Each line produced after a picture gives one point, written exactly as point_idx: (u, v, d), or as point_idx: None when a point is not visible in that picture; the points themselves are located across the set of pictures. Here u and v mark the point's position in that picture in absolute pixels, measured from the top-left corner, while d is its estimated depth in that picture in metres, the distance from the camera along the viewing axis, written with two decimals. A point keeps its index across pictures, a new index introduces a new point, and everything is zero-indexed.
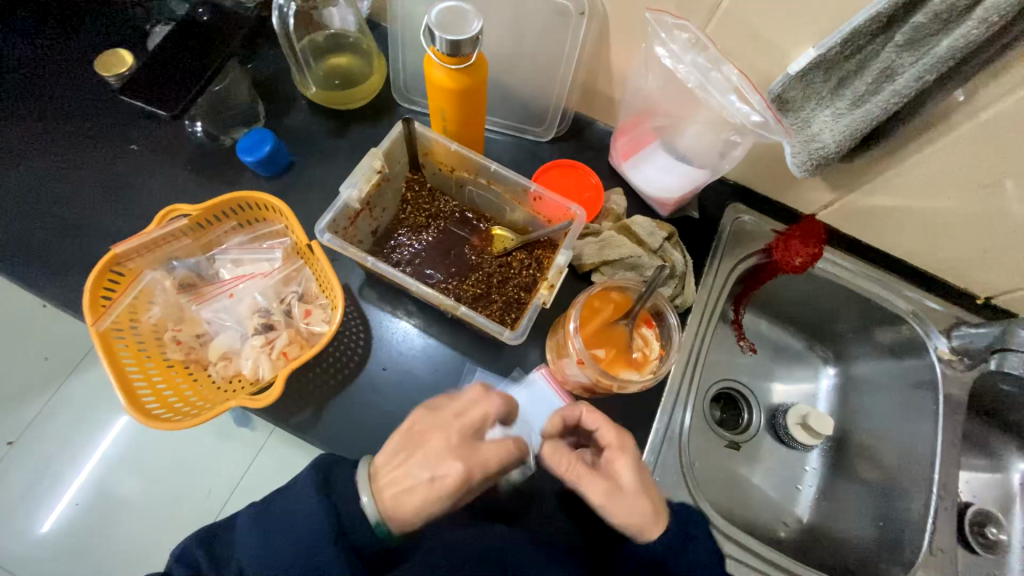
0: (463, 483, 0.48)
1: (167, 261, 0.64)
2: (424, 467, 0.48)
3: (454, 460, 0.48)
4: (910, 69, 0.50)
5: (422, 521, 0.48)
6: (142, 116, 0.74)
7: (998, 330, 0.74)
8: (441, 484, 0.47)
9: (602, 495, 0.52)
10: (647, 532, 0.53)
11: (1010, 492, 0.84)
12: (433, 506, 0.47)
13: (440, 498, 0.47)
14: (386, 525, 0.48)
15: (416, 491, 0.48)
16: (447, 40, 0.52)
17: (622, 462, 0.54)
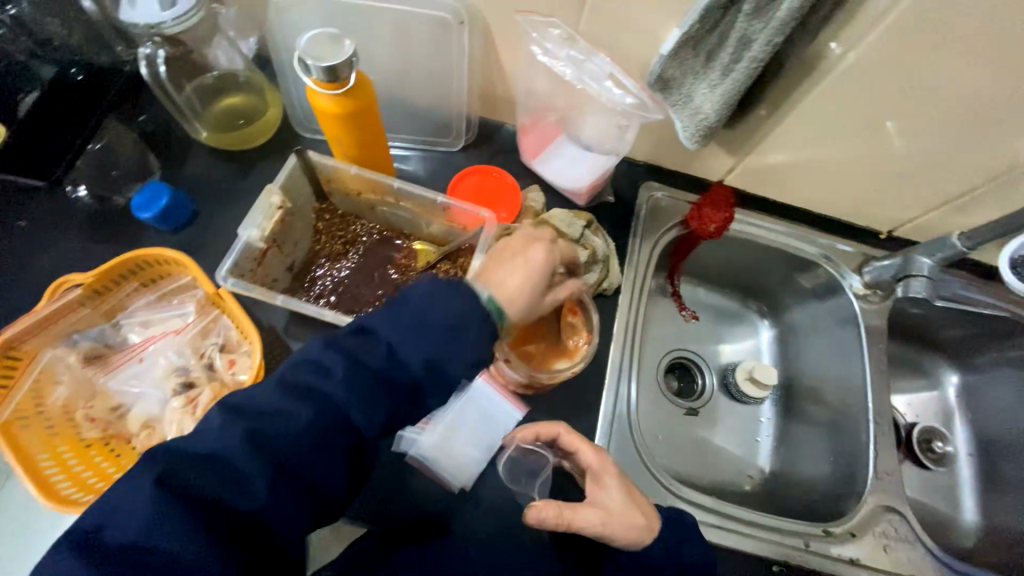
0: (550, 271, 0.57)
1: (68, 336, 0.61)
2: (527, 264, 0.56)
3: (540, 251, 0.57)
4: (761, 35, 0.53)
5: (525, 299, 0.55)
6: (21, 189, 0.70)
7: (899, 260, 0.79)
8: (534, 266, 0.56)
9: (596, 519, 0.52)
10: (643, 539, 0.53)
11: (948, 406, 0.90)
12: (530, 278, 0.55)
13: (536, 273, 0.55)
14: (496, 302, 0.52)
15: (516, 279, 0.55)
16: (322, 68, 0.52)
17: (609, 474, 0.57)
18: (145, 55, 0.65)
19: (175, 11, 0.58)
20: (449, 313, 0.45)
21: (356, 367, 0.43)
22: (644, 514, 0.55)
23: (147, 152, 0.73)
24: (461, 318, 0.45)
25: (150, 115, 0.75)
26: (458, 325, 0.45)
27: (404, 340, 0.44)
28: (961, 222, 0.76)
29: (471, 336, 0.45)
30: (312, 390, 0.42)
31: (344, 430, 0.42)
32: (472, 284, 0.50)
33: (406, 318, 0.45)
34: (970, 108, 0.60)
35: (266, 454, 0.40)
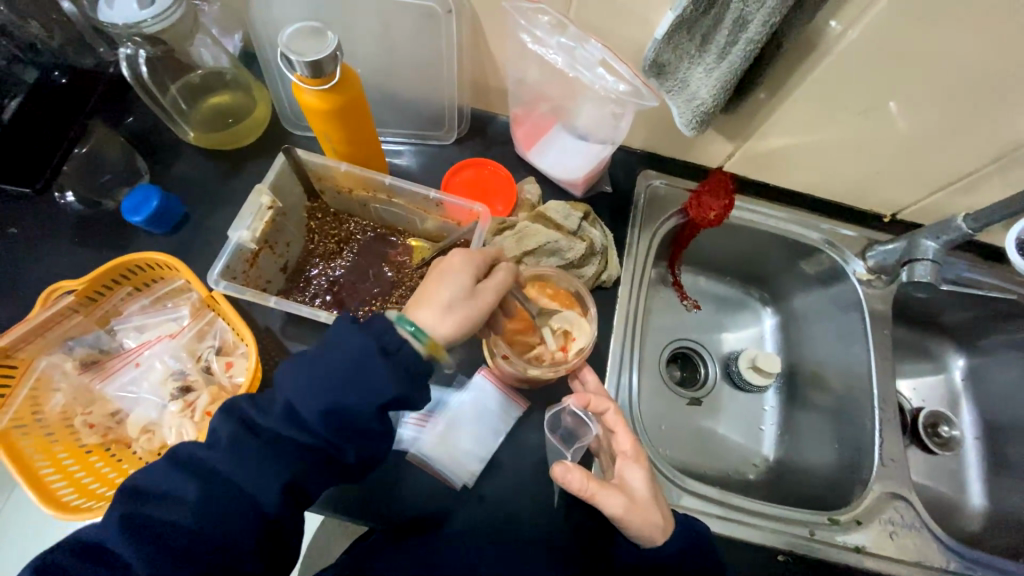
0: (472, 265, 0.53)
1: (63, 343, 0.62)
2: (444, 272, 0.53)
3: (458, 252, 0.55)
4: (757, 15, 0.51)
5: (440, 304, 0.51)
6: (10, 196, 0.69)
7: (904, 243, 0.77)
8: (448, 266, 0.53)
9: (618, 504, 0.53)
10: (653, 538, 0.54)
11: (954, 390, 0.88)
12: (449, 282, 0.52)
13: (453, 273, 0.52)
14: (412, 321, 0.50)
15: (433, 283, 0.53)
16: (305, 62, 0.50)
17: (639, 461, 0.58)
18: (126, 55, 0.64)
19: (155, 9, 0.57)
20: (346, 354, 0.46)
21: (248, 434, 0.46)
22: (662, 515, 0.55)
23: (133, 152, 0.72)
24: (360, 355, 0.46)
25: (139, 117, 0.74)
26: (362, 361, 0.46)
27: (301, 396, 0.45)
28: (966, 203, 0.74)
29: (375, 371, 0.45)
30: (199, 463, 0.45)
31: (237, 503, 0.44)
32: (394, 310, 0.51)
33: (304, 375, 0.46)
34: (977, 83, 0.58)
35: (151, 539, 0.43)
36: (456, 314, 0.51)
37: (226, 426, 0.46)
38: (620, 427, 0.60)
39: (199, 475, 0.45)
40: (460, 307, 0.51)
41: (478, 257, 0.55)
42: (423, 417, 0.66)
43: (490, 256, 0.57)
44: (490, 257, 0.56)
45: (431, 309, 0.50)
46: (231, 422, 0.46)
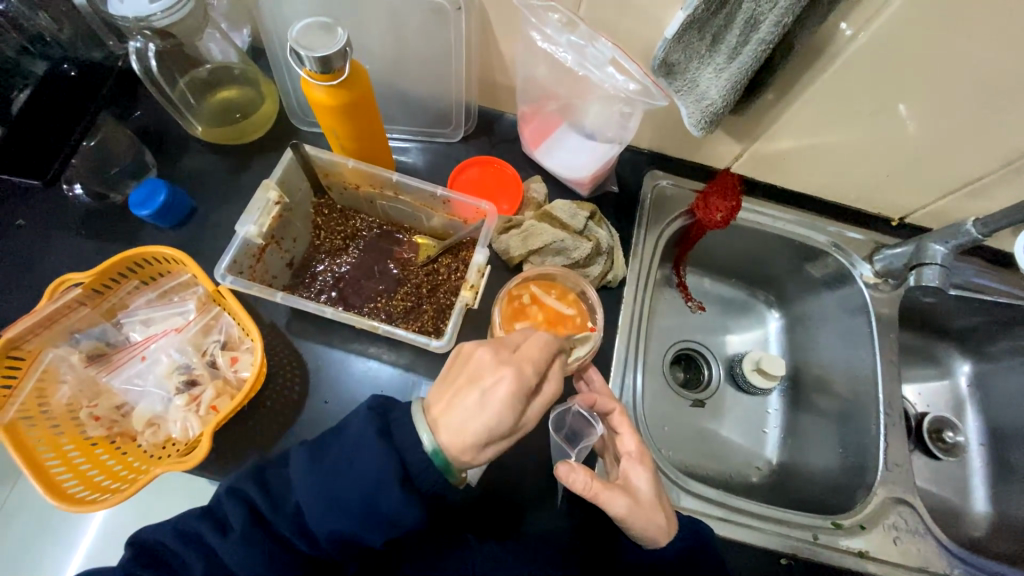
0: (520, 396, 0.45)
1: (70, 335, 0.62)
2: (484, 398, 0.44)
3: (505, 368, 0.45)
4: (769, 15, 0.50)
5: (484, 445, 0.44)
6: (18, 189, 0.70)
7: (912, 247, 0.77)
8: (494, 394, 0.44)
9: (620, 505, 0.51)
10: (655, 538, 0.53)
11: (959, 395, 0.88)
12: (496, 420, 0.44)
13: (503, 410, 0.44)
14: (445, 454, 0.45)
15: (473, 413, 0.44)
16: (315, 58, 0.50)
17: (642, 459, 0.56)
18: (134, 48, 0.63)
19: (165, 3, 0.57)
20: (363, 477, 0.44)
21: (259, 527, 0.45)
22: (664, 514, 0.54)
23: (142, 146, 0.72)
24: (379, 482, 0.44)
25: (146, 111, 0.74)
26: (379, 486, 0.44)
27: (312, 505, 0.45)
28: (976, 207, 0.74)
29: (390, 497, 0.44)
30: (206, 545, 0.45)
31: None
32: (417, 427, 0.45)
33: (320, 481, 0.45)
34: (990, 86, 0.57)
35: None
36: (494, 445, 0.46)
37: (236, 509, 0.45)
38: (623, 425, 0.58)
39: (204, 555, 0.45)
40: (499, 441, 0.46)
41: (528, 384, 0.45)
42: None
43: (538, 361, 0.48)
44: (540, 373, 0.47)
45: (473, 451, 0.45)
46: (241, 508, 0.45)
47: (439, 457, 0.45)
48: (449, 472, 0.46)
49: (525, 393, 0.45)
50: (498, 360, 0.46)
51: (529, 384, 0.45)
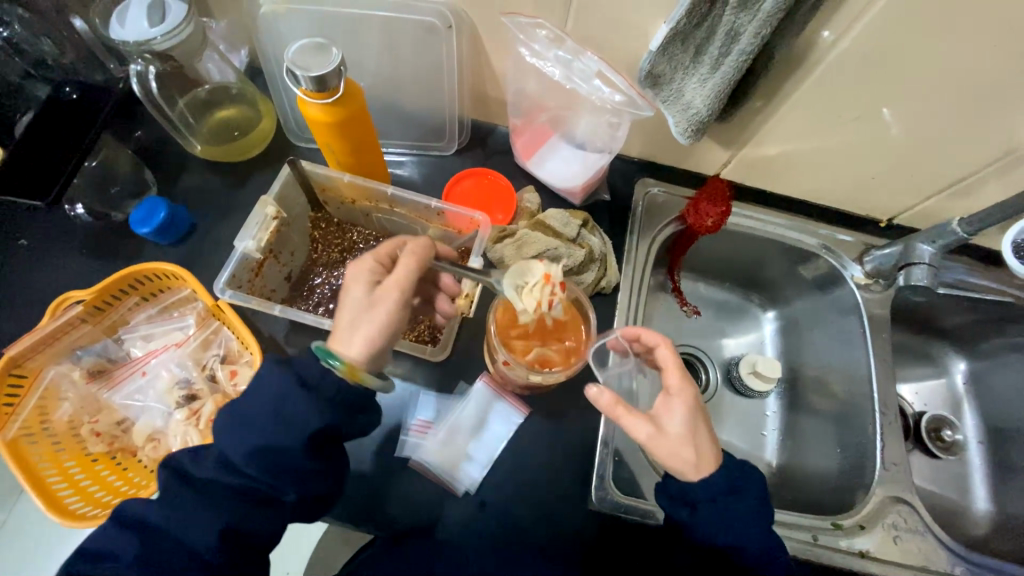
0: (364, 271, 0.53)
1: (71, 352, 0.63)
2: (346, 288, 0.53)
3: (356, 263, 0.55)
4: (749, 27, 0.52)
5: (345, 321, 0.50)
6: (21, 209, 0.71)
7: (900, 247, 0.78)
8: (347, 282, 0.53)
9: (648, 432, 0.52)
10: (682, 472, 0.52)
11: (956, 393, 0.89)
12: (348, 296, 0.51)
13: (350, 288, 0.52)
14: (327, 347, 0.50)
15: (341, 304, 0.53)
16: (310, 77, 0.52)
17: (683, 394, 0.54)
18: (135, 71, 0.65)
19: (164, 27, 0.59)
20: (266, 395, 0.48)
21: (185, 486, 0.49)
22: (698, 450, 0.52)
23: (142, 166, 0.73)
24: (282, 396, 0.48)
25: (146, 131, 0.76)
26: (286, 399, 0.48)
27: (232, 444, 0.48)
28: (962, 207, 0.75)
29: (298, 405, 0.48)
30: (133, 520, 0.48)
31: (177, 554, 0.47)
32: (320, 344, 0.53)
33: (231, 417, 0.49)
34: (967, 90, 0.59)
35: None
36: (363, 325, 0.50)
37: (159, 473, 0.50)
38: (669, 362, 0.56)
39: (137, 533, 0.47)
40: (364, 318, 0.50)
41: (372, 262, 0.54)
42: (424, 424, 0.66)
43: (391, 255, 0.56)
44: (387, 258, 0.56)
45: (342, 330, 0.50)
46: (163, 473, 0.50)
47: (319, 347, 0.50)
48: (332, 358, 0.49)
49: (371, 270, 0.53)
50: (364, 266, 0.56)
51: (376, 266, 0.54)
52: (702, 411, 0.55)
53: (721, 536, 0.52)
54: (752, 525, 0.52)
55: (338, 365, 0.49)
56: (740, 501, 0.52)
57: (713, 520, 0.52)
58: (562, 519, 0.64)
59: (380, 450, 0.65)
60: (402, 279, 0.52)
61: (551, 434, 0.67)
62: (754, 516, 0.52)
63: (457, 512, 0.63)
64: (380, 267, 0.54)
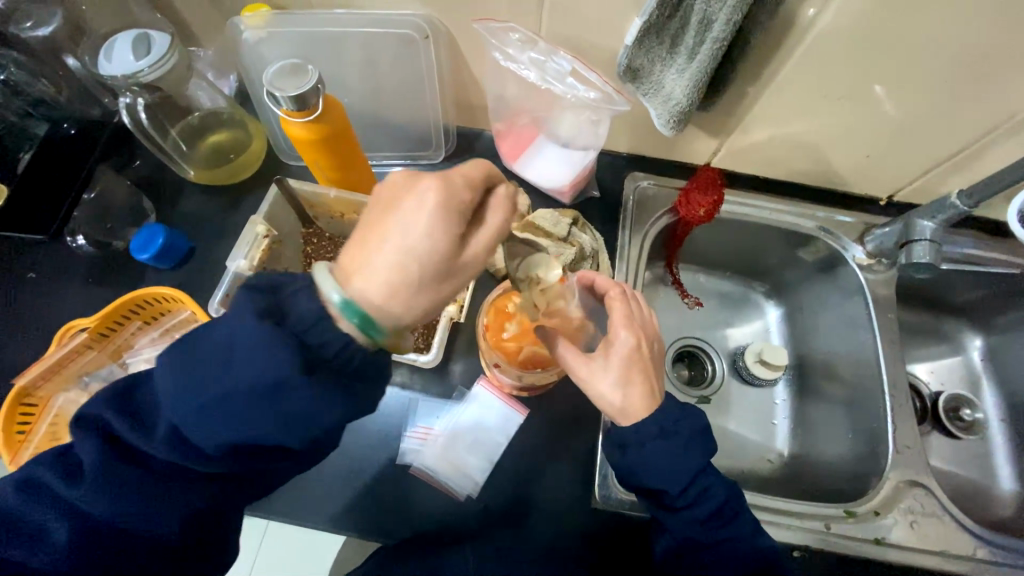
0: (455, 213, 0.39)
1: (79, 378, 0.66)
2: (408, 223, 0.37)
3: (422, 179, 0.39)
4: (720, 14, 0.52)
5: (405, 280, 0.38)
6: (27, 244, 0.74)
7: (900, 225, 0.76)
8: (411, 212, 0.38)
9: (584, 372, 0.55)
10: (612, 416, 0.54)
11: (974, 371, 0.86)
12: (420, 244, 0.38)
13: (427, 230, 0.38)
14: (360, 307, 0.38)
15: (386, 243, 0.38)
16: (289, 97, 0.53)
17: (621, 343, 0.54)
18: (125, 104, 0.68)
19: (150, 59, 0.60)
20: (252, 372, 0.38)
21: (127, 462, 0.42)
22: (629, 400, 0.53)
23: (140, 195, 0.75)
24: (272, 380, 0.38)
25: (143, 160, 0.78)
26: (276, 382, 0.38)
27: (191, 419, 0.40)
28: (963, 179, 0.73)
29: (297, 394, 0.39)
30: (62, 495, 0.42)
31: (130, 539, 0.43)
32: (325, 277, 0.39)
33: (182, 386, 0.39)
34: (952, 60, 0.57)
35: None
36: (428, 288, 0.39)
37: (88, 444, 0.42)
38: (616, 310, 0.56)
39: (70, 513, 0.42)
40: (434, 281, 0.39)
41: (464, 201, 0.39)
42: (425, 430, 0.67)
43: (480, 184, 0.41)
44: (478, 190, 0.40)
45: (401, 292, 0.38)
46: (96, 441, 0.42)
47: (352, 309, 0.38)
48: (375, 329, 0.39)
49: (462, 213, 0.39)
50: (420, 181, 0.39)
51: (466, 204, 0.39)
52: (647, 361, 0.54)
53: (653, 480, 0.51)
54: (677, 466, 0.50)
55: (379, 338, 0.40)
56: (667, 446, 0.51)
57: (640, 467, 0.51)
58: (569, 519, 0.64)
59: (383, 459, 0.66)
60: (493, 242, 0.41)
61: (553, 434, 0.68)
62: (679, 456, 0.51)
63: (463, 516, 0.64)
64: (469, 209, 0.40)
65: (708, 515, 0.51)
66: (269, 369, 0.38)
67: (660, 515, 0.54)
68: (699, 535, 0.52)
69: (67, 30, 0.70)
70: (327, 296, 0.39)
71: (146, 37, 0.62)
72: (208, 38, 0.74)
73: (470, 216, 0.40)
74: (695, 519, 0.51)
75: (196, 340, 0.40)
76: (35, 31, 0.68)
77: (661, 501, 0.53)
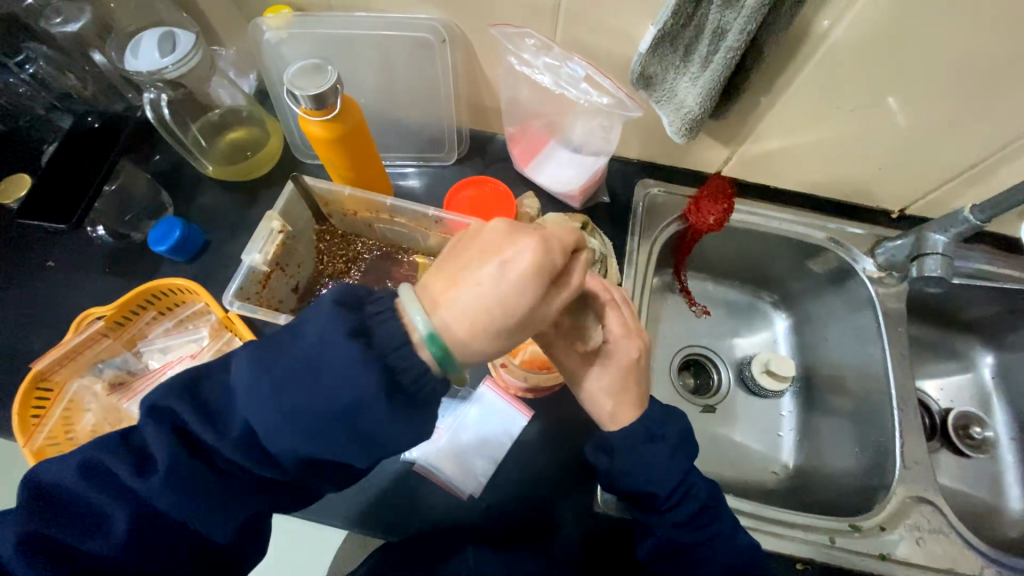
0: (546, 276, 0.40)
1: (93, 366, 0.68)
2: (507, 277, 0.39)
3: (527, 238, 0.40)
4: (735, 23, 0.52)
5: (484, 327, 0.40)
6: (49, 233, 0.76)
7: (911, 239, 0.75)
8: (511, 269, 0.40)
9: (579, 367, 0.56)
10: (601, 420, 0.56)
11: (984, 388, 0.85)
12: (510, 301, 0.40)
13: (519, 290, 0.39)
14: (445, 345, 0.40)
15: (483, 292, 0.40)
16: (308, 96, 0.55)
17: (621, 353, 0.54)
18: (149, 100, 0.69)
19: (175, 56, 0.62)
20: (340, 390, 0.38)
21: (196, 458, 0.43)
22: (619, 407, 0.54)
23: (158, 187, 0.77)
24: (357, 401, 0.39)
25: (163, 154, 0.80)
26: (357, 404, 0.39)
27: (268, 428, 0.40)
28: (975, 194, 0.73)
29: (375, 416, 0.39)
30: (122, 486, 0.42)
31: (177, 534, 0.43)
32: (415, 312, 0.40)
33: (265, 391, 0.40)
34: (966, 75, 0.58)
35: (69, 565, 0.41)
36: (507, 336, 0.41)
37: (158, 435, 0.42)
38: (615, 319, 0.54)
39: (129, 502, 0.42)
40: (512, 332, 0.41)
41: (556, 263, 0.41)
42: None
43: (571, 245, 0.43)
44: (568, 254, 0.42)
45: (483, 336, 0.40)
46: (165, 432, 0.42)
47: (436, 343, 0.40)
48: (452, 363, 0.41)
49: (551, 275, 0.40)
50: (521, 237, 0.41)
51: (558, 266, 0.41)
52: (643, 374, 0.55)
53: (653, 485, 0.51)
54: (664, 470, 0.51)
55: (454, 371, 0.42)
56: (665, 450, 0.51)
57: (630, 473, 0.51)
58: (572, 521, 0.64)
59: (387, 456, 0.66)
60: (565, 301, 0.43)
61: (557, 437, 0.68)
62: (667, 462, 0.51)
63: (464, 516, 0.64)
64: (559, 270, 0.41)
65: (688, 517, 0.51)
66: (354, 392, 0.38)
67: (644, 517, 0.54)
68: (680, 536, 0.52)
69: (95, 26, 0.72)
70: (414, 322, 0.40)
71: (171, 35, 0.63)
72: (230, 38, 0.76)
73: (559, 274, 0.42)
74: (677, 521, 0.52)
75: (283, 345, 0.41)
76: (64, 26, 0.70)
77: (645, 504, 0.53)
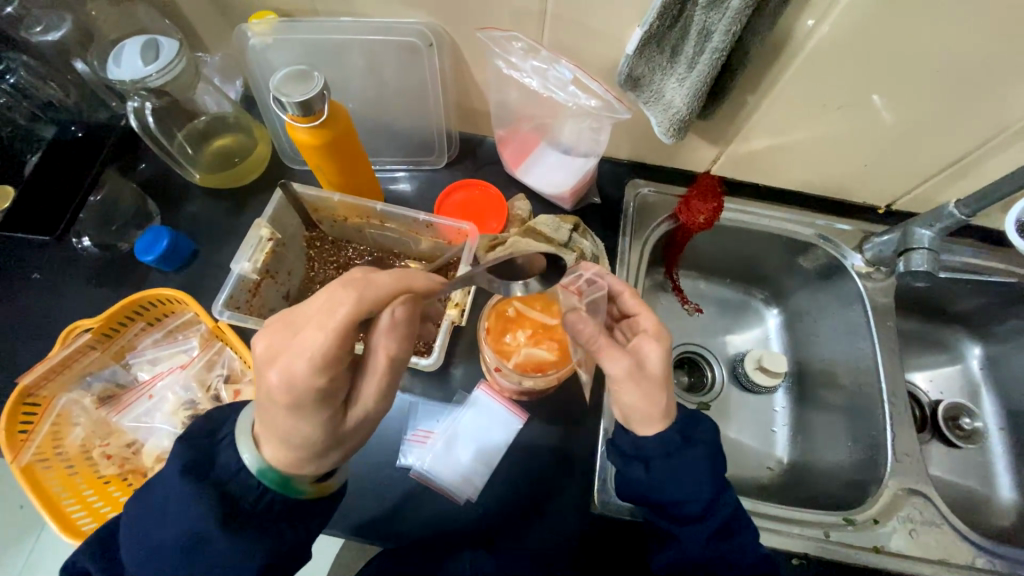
0: (311, 399, 0.42)
1: (82, 379, 0.68)
2: (277, 408, 0.43)
3: (272, 368, 0.42)
4: (719, 25, 0.52)
5: (301, 453, 0.44)
6: (31, 246, 0.75)
7: (898, 234, 0.76)
8: (274, 394, 0.42)
9: (623, 369, 0.52)
10: (648, 420, 0.52)
11: (973, 380, 0.86)
12: (295, 428, 0.43)
13: (294, 414, 0.42)
14: (277, 476, 0.45)
15: (276, 424, 0.43)
16: (295, 102, 0.54)
17: (661, 344, 0.54)
18: (133, 108, 0.69)
19: (158, 64, 0.61)
20: (177, 528, 0.43)
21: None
22: (668, 400, 0.52)
23: (144, 197, 0.76)
24: (196, 535, 0.43)
25: (148, 163, 0.79)
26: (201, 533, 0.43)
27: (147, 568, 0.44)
28: (962, 188, 0.73)
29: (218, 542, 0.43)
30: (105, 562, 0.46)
31: None
32: (242, 451, 0.45)
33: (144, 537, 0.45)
34: (947, 72, 0.58)
35: None
36: (331, 450, 0.46)
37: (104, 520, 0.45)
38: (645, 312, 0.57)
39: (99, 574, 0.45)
40: (330, 448, 0.45)
41: (316, 384, 0.42)
42: (425, 434, 0.67)
43: (323, 357, 0.42)
44: (333, 369, 0.42)
45: (304, 459, 0.45)
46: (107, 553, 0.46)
47: (269, 476, 0.45)
48: (295, 488, 0.46)
49: (319, 396, 0.42)
50: (274, 362, 0.43)
51: (324, 384, 0.42)
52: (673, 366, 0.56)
53: (680, 492, 0.51)
54: (703, 477, 0.51)
55: (300, 492, 0.47)
56: (691, 459, 0.51)
57: (664, 477, 0.51)
58: (568, 522, 0.64)
59: (384, 462, 0.66)
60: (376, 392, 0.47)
61: (552, 437, 0.68)
62: (705, 470, 0.51)
63: (459, 521, 0.64)
64: (323, 387, 0.42)
65: (719, 528, 0.52)
66: (191, 457, 0.45)
67: (672, 528, 0.54)
68: (706, 552, 0.52)
69: (76, 35, 0.71)
70: (244, 458, 0.45)
71: (154, 42, 0.63)
72: (215, 44, 0.75)
73: (334, 383, 0.43)
74: (709, 533, 0.51)
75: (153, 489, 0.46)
76: (45, 35, 0.70)
77: (676, 515, 0.53)
